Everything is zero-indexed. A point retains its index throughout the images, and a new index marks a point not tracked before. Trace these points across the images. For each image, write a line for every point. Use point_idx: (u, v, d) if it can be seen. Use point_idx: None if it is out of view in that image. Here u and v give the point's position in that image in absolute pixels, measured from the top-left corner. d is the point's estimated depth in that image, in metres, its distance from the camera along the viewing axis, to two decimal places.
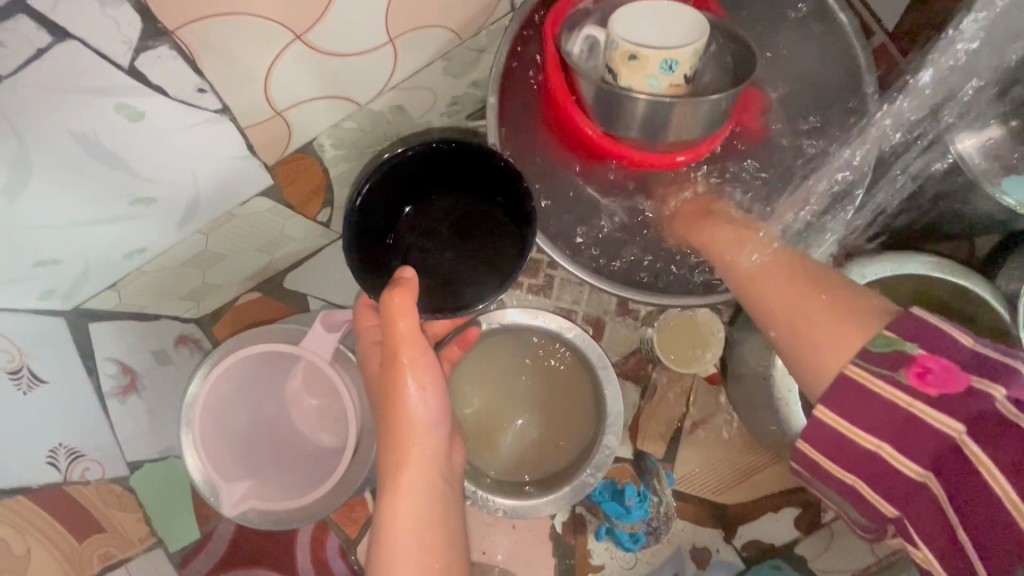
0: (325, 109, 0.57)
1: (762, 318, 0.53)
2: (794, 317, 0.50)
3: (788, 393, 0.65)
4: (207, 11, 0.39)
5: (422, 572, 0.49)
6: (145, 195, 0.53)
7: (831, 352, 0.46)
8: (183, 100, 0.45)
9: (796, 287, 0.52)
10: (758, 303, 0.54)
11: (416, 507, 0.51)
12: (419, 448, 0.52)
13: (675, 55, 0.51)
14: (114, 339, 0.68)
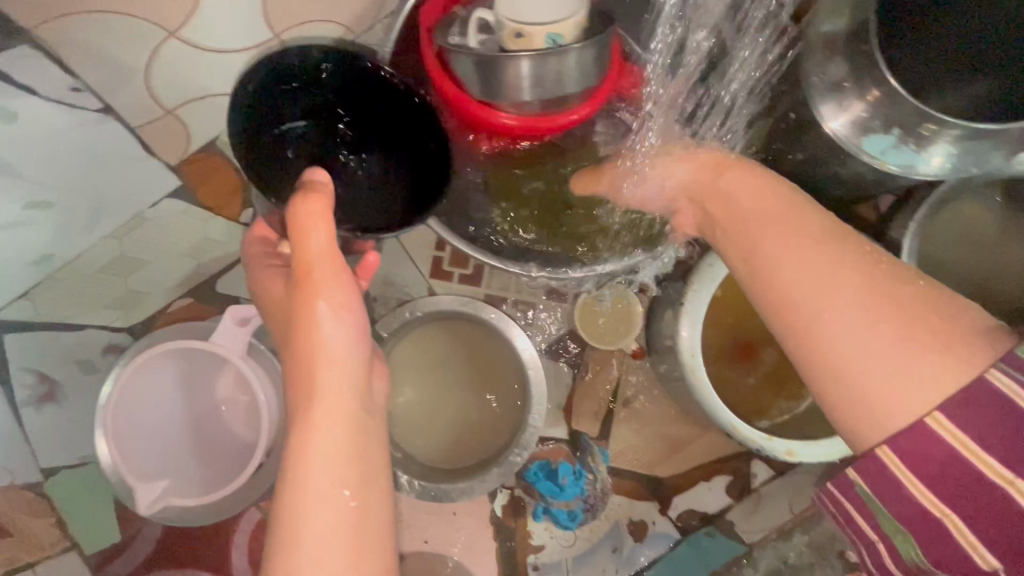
0: (221, 107, 0.58)
1: (815, 309, 0.44)
2: (867, 329, 0.42)
3: (695, 360, 0.68)
4: (64, 8, 0.41)
5: (334, 515, 0.40)
6: (40, 200, 0.54)
7: (912, 391, 0.40)
8: (57, 99, 0.46)
9: (867, 286, 0.43)
10: (808, 293, 0.45)
11: (331, 440, 0.43)
12: (336, 376, 0.45)
13: (559, 29, 0.56)
14: (32, 350, 0.67)
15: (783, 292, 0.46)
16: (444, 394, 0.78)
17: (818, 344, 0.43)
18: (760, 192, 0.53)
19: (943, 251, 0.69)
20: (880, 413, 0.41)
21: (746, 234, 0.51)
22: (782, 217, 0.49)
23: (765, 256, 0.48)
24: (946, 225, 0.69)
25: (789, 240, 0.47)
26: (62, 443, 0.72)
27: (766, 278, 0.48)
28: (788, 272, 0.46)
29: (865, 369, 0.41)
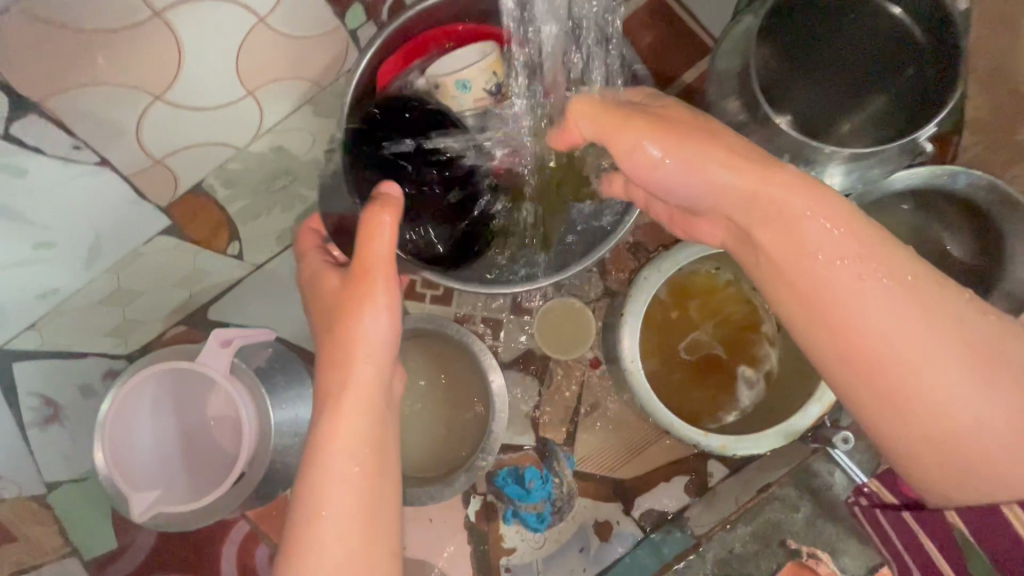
0: (203, 155, 0.65)
1: (930, 387, 0.44)
2: (984, 405, 0.43)
3: (634, 365, 0.74)
4: (67, 83, 0.48)
5: (352, 492, 0.48)
6: (45, 240, 0.62)
7: (1013, 457, 0.43)
8: (61, 156, 0.54)
9: (976, 361, 0.43)
10: (915, 370, 0.44)
11: (355, 428, 0.51)
12: (367, 370, 0.53)
13: (468, 76, 0.72)
14: (38, 376, 0.74)
15: (884, 369, 0.45)
16: (418, 406, 0.84)
17: (932, 422, 0.44)
18: (830, 245, 0.47)
19: None
20: (993, 474, 0.44)
21: (825, 300, 0.47)
22: (863, 277, 0.46)
23: (852, 322, 0.46)
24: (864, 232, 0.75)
25: (894, 310, 0.44)
26: (66, 460, 0.78)
27: (863, 350, 0.45)
28: (894, 348, 0.44)
29: (982, 441, 0.43)
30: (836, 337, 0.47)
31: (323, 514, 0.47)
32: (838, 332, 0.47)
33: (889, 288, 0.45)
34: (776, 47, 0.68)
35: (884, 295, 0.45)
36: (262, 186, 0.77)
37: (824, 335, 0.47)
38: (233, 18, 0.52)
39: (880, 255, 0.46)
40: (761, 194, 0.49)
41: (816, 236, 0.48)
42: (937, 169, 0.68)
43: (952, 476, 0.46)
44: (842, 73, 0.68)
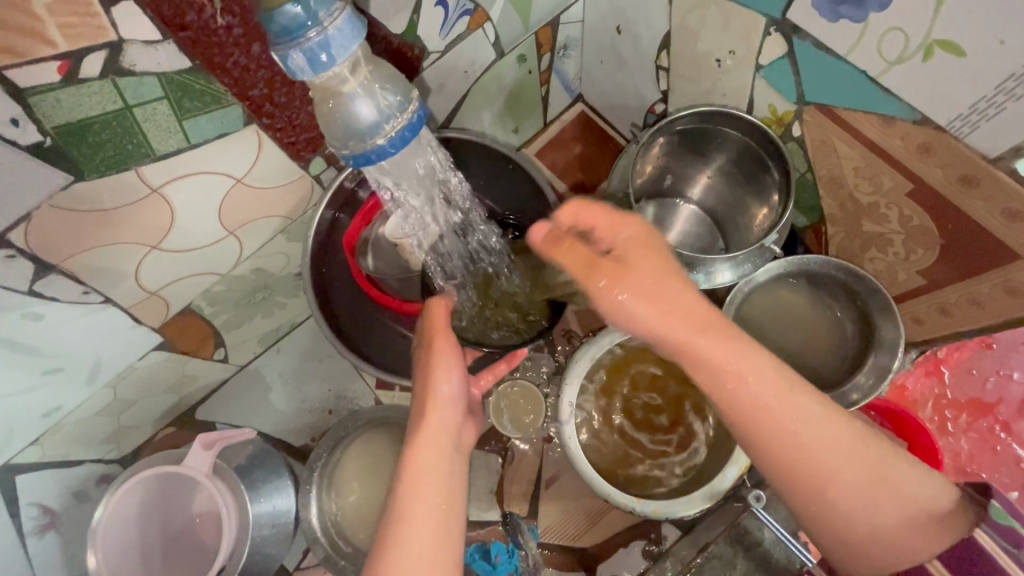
0: (192, 283, 0.77)
1: (831, 479, 0.51)
2: (866, 492, 0.50)
3: (570, 437, 0.85)
4: (80, 248, 0.60)
5: (427, 513, 0.51)
6: (53, 366, 0.72)
7: (906, 540, 0.49)
8: (73, 300, 0.66)
9: (862, 455, 0.51)
10: (821, 462, 0.51)
11: (428, 457, 0.55)
12: (440, 415, 0.58)
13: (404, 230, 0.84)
14: (38, 486, 0.82)
15: (799, 463, 0.51)
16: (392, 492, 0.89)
17: (827, 507, 0.51)
18: (755, 360, 0.52)
19: (757, 337, 0.84)
20: (881, 552, 0.50)
21: (752, 415, 0.52)
22: (778, 394, 0.51)
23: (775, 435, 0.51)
24: (761, 316, 0.85)
25: (799, 416, 0.51)
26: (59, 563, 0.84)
27: (775, 450, 0.52)
28: (812, 443, 0.51)
29: (863, 522, 0.50)
30: (761, 439, 0.52)
31: (407, 522, 0.51)
32: (763, 443, 0.52)
33: (786, 400, 0.51)
34: (658, 163, 0.86)
35: (789, 401, 0.51)
36: (243, 301, 0.87)
37: (747, 437, 0.53)
38: (216, 183, 0.65)
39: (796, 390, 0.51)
40: (694, 343, 0.52)
41: (740, 361, 0.51)
42: (794, 260, 0.79)
43: (847, 557, 0.52)
44: (724, 176, 0.85)
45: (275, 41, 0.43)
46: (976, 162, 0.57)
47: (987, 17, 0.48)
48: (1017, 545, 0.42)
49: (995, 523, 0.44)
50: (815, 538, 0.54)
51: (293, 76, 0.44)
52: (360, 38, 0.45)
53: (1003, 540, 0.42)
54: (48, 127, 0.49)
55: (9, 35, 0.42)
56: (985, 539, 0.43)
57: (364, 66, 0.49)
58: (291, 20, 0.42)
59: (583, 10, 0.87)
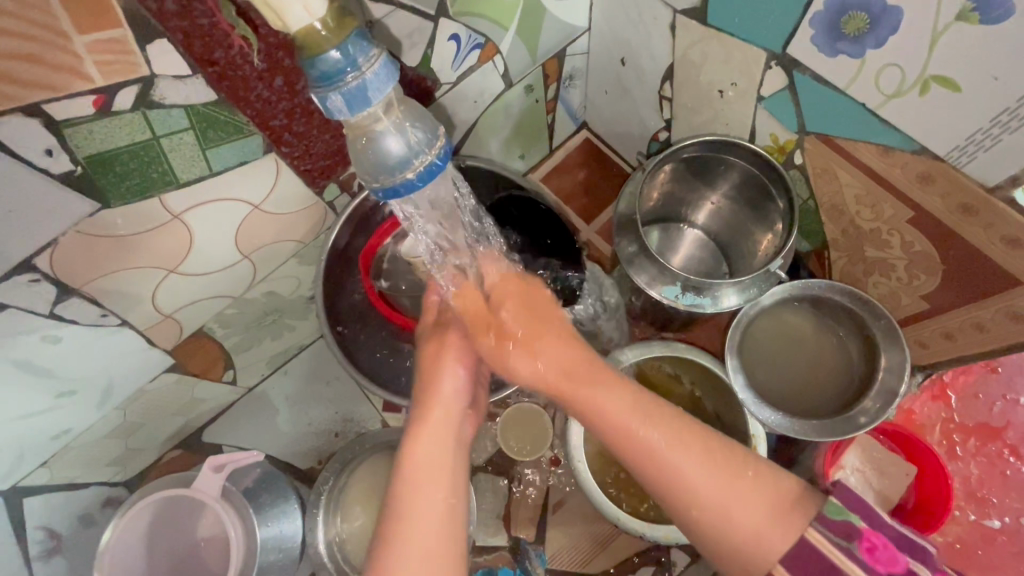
0: (205, 305, 0.78)
1: (687, 488, 0.52)
2: (727, 494, 0.52)
3: (579, 458, 0.85)
4: (102, 272, 0.62)
5: (422, 502, 0.53)
6: (67, 389, 0.73)
7: (771, 536, 0.50)
8: (91, 323, 0.67)
9: (718, 458, 0.53)
10: (675, 471, 0.53)
11: (431, 448, 0.56)
12: (443, 411, 0.59)
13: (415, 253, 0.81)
14: (45, 510, 0.82)
15: (662, 473, 0.53)
16: None
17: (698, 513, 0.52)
18: (614, 390, 0.57)
19: (758, 356, 0.86)
20: (749, 553, 0.50)
21: (611, 423, 0.56)
22: (634, 407, 0.55)
23: (635, 438, 0.54)
24: (763, 335, 0.86)
25: (650, 429, 0.54)
26: None
27: (642, 461, 0.54)
28: (660, 455, 0.53)
29: (734, 521, 0.51)
30: (627, 454, 0.55)
31: (414, 522, 0.52)
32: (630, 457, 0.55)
33: (645, 411, 0.55)
34: (663, 191, 0.88)
35: (640, 414, 0.55)
36: (254, 324, 0.88)
37: (619, 451, 0.56)
38: (234, 209, 0.67)
39: (649, 406, 0.56)
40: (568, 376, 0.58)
41: (595, 383, 0.57)
42: (799, 284, 0.80)
43: (727, 558, 0.52)
44: (728, 202, 0.87)
45: (316, 84, 0.45)
46: (975, 191, 0.58)
47: (979, 53, 0.50)
48: (846, 539, 0.48)
49: (828, 519, 0.49)
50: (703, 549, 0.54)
51: (331, 116, 0.46)
52: (394, 80, 0.47)
53: (836, 536, 0.49)
54: (80, 156, 0.51)
55: (48, 71, 0.44)
56: (821, 540, 0.49)
57: (396, 105, 0.52)
58: (331, 66, 0.44)
59: (588, 43, 0.90)
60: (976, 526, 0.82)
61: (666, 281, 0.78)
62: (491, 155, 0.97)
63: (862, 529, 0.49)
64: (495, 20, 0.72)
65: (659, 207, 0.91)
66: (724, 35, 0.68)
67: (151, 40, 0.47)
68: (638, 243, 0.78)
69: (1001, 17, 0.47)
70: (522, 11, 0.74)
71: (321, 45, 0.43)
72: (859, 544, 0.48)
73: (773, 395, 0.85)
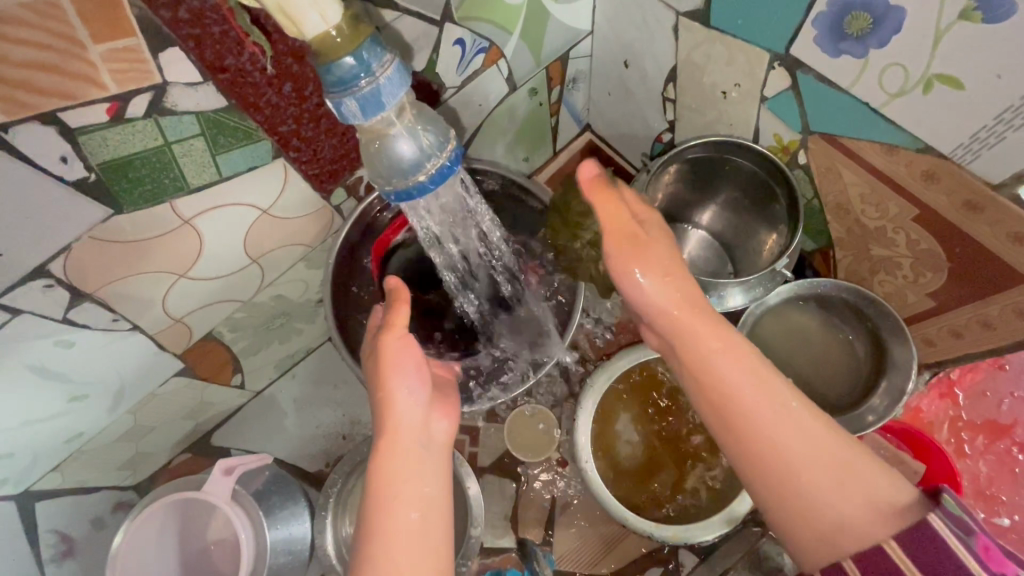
0: (214, 310, 0.78)
1: (793, 468, 0.50)
2: (837, 478, 0.49)
3: (587, 455, 0.86)
4: (113, 276, 0.62)
5: (400, 514, 0.52)
6: (79, 393, 0.74)
7: (867, 528, 0.47)
8: (103, 327, 0.67)
9: (828, 446, 0.50)
10: (782, 441, 0.51)
11: (396, 463, 0.55)
12: (403, 413, 0.58)
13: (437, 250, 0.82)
14: (57, 514, 0.83)
15: (767, 446, 0.51)
16: None
17: (794, 496, 0.50)
18: (728, 353, 0.55)
19: (763, 357, 0.85)
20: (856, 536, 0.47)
21: (715, 387, 0.54)
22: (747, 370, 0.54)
23: (745, 404, 0.53)
24: (767, 334, 0.86)
25: (761, 400, 0.52)
26: None
27: (746, 430, 0.52)
28: (767, 430, 0.51)
29: (842, 501, 0.48)
30: (730, 420, 0.53)
31: (392, 538, 0.51)
32: (733, 423, 0.53)
33: (754, 379, 0.53)
34: (668, 195, 0.89)
35: (757, 388, 0.53)
36: (262, 327, 0.89)
37: (722, 421, 0.54)
38: (244, 214, 0.68)
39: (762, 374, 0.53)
40: (683, 321, 0.58)
41: (718, 341, 0.55)
42: (805, 283, 0.81)
43: (811, 543, 0.50)
44: (731, 203, 0.88)
45: (330, 90, 0.46)
46: (980, 189, 0.59)
47: (982, 50, 0.50)
48: (967, 533, 0.42)
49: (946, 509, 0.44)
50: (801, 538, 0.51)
51: (345, 120, 0.47)
52: (407, 85, 0.48)
53: (954, 528, 0.43)
54: (94, 164, 0.52)
55: (63, 80, 0.45)
56: (940, 524, 0.43)
57: (409, 109, 0.51)
58: (346, 72, 0.45)
59: (591, 45, 0.91)
60: (985, 524, 0.82)
61: None
62: (496, 158, 0.98)
63: (982, 528, 0.42)
64: (499, 24, 0.73)
65: (663, 209, 0.91)
66: (726, 36, 0.68)
67: (164, 48, 0.48)
68: None
69: (1003, 15, 0.47)
70: (525, 15, 0.75)
71: (335, 51, 0.44)
72: (978, 541, 0.42)
73: None
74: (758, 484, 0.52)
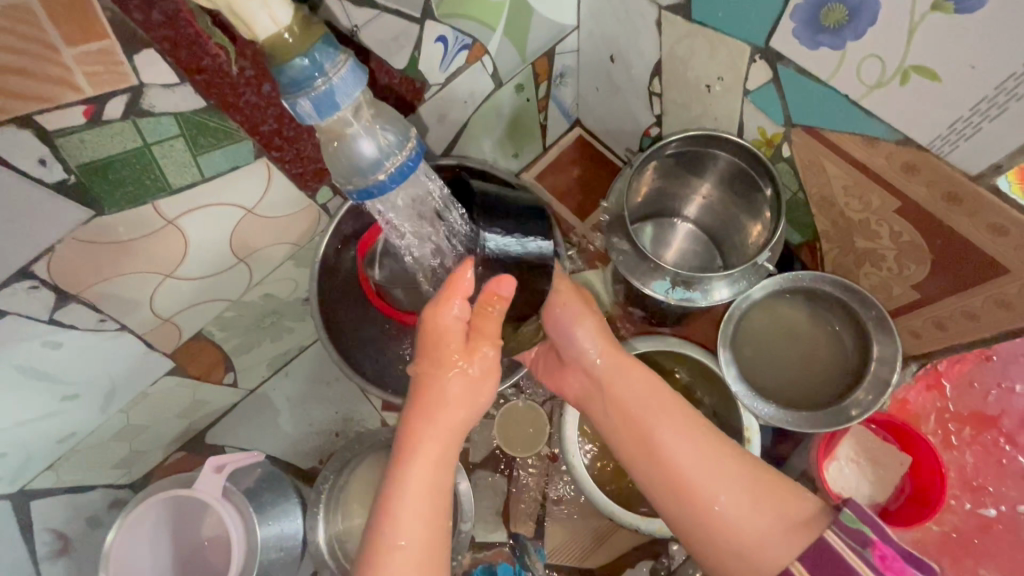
0: (202, 310, 0.79)
1: (708, 491, 0.57)
2: (742, 501, 0.56)
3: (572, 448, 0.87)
4: (99, 278, 0.63)
5: (417, 506, 0.55)
6: (70, 393, 0.74)
7: (772, 551, 0.54)
8: (91, 328, 0.68)
9: (743, 472, 0.58)
10: (690, 469, 0.59)
11: (428, 458, 0.57)
12: (444, 414, 0.58)
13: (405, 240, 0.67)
14: (52, 512, 0.84)
15: (684, 475, 0.59)
16: None
17: (712, 520, 0.57)
18: (642, 386, 0.66)
19: (749, 351, 0.86)
20: (756, 559, 0.54)
21: (630, 420, 0.65)
22: (655, 401, 0.64)
23: (656, 431, 0.62)
24: (753, 328, 0.86)
25: (674, 431, 0.61)
26: None
27: (664, 464, 0.60)
28: (680, 461, 0.60)
29: (745, 529, 0.55)
30: (649, 453, 0.62)
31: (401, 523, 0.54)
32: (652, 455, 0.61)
33: (670, 412, 0.63)
34: (651, 191, 0.89)
35: (667, 417, 0.63)
36: (252, 326, 0.90)
37: (636, 447, 0.63)
38: (228, 214, 0.68)
39: (671, 407, 0.64)
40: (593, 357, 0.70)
41: (626, 375, 0.68)
42: (789, 277, 0.81)
43: (733, 569, 0.56)
44: (716, 197, 0.88)
45: (285, 91, 0.46)
46: (959, 180, 0.59)
47: (956, 41, 0.50)
48: (861, 544, 0.50)
49: (843, 524, 0.51)
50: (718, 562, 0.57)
51: (302, 120, 0.47)
52: (362, 84, 0.48)
53: (851, 541, 0.50)
54: (74, 166, 0.52)
55: (39, 84, 0.46)
56: (835, 539, 0.51)
57: (366, 109, 0.52)
58: (298, 72, 0.45)
59: (577, 40, 0.91)
60: (972, 515, 0.82)
61: (653, 276, 0.79)
62: (484, 155, 0.98)
63: (874, 538, 0.50)
64: (482, 21, 0.73)
65: (648, 205, 0.91)
66: (707, 29, 0.68)
67: (139, 50, 0.48)
68: (627, 239, 0.79)
69: (975, 5, 0.47)
70: (508, 11, 0.75)
71: (289, 52, 0.44)
72: (872, 552, 0.49)
73: (774, 388, 0.85)
74: (675, 509, 0.60)
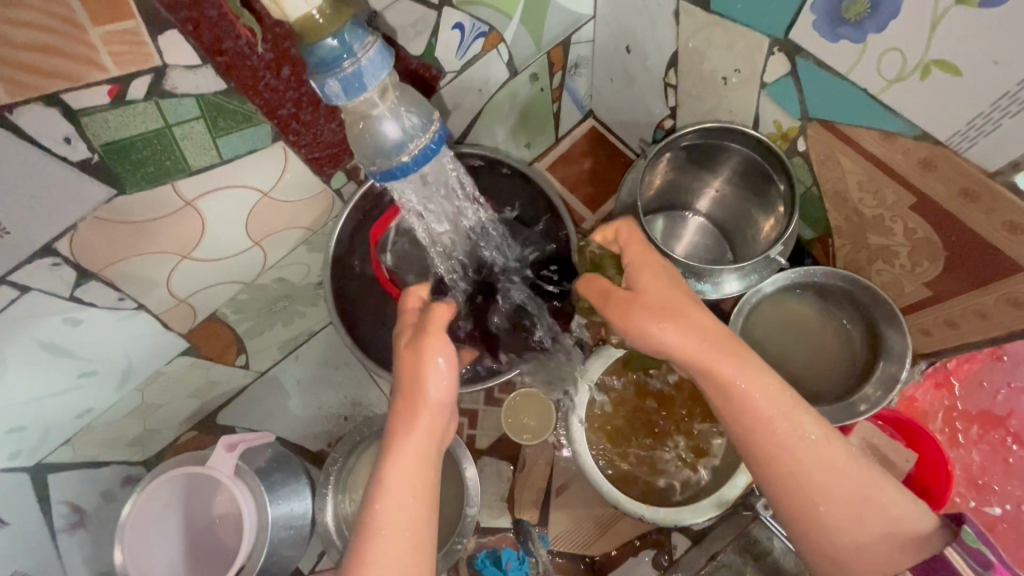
0: (218, 291, 0.80)
1: (816, 496, 0.57)
2: (853, 513, 0.56)
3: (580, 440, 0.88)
4: (119, 256, 0.64)
5: (400, 498, 0.55)
6: (89, 368, 0.76)
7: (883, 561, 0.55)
8: (109, 306, 0.69)
9: (855, 485, 0.56)
10: (804, 474, 0.57)
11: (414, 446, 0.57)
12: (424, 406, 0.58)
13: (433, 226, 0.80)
14: (68, 485, 0.86)
15: (799, 478, 0.57)
16: None
17: (817, 524, 0.57)
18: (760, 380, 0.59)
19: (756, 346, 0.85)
20: (856, 563, 0.56)
21: (739, 416, 0.59)
22: (769, 398, 0.58)
23: (768, 431, 0.58)
24: (760, 325, 0.86)
25: (792, 434, 0.57)
26: (85, 560, 0.88)
27: (773, 464, 0.58)
28: (795, 465, 0.57)
29: (849, 537, 0.56)
30: (761, 452, 0.59)
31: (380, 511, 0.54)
32: (759, 452, 0.59)
33: (787, 412, 0.58)
34: (667, 183, 0.89)
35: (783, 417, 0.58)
36: (265, 310, 0.91)
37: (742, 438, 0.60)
38: (247, 197, 0.69)
39: (783, 404, 0.58)
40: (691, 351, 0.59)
41: (738, 368, 0.58)
42: (799, 272, 0.81)
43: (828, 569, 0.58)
44: (728, 190, 0.88)
45: (314, 71, 0.47)
46: (976, 177, 0.58)
47: (979, 37, 0.50)
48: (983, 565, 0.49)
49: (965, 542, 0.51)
50: (807, 550, 0.59)
51: (330, 101, 0.48)
52: (389, 66, 0.49)
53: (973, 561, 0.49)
54: (97, 145, 0.53)
55: (65, 61, 0.46)
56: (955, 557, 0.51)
57: (392, 91, 0.53)
58: (328, 53, 0.46)
59: (594, 30, 0.90)
60: (976, 512, 0.82)
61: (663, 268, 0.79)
62: (497, 144, 0.98)
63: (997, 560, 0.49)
64: (499, 8, 0.73)
65: (660, 196, 0.91)
66: (725, 21, 0.68)
67: (162, 31, 0.49)
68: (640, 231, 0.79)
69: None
70: None
71: (319, 33, 0.45)
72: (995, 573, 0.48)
73: None
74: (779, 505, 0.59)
